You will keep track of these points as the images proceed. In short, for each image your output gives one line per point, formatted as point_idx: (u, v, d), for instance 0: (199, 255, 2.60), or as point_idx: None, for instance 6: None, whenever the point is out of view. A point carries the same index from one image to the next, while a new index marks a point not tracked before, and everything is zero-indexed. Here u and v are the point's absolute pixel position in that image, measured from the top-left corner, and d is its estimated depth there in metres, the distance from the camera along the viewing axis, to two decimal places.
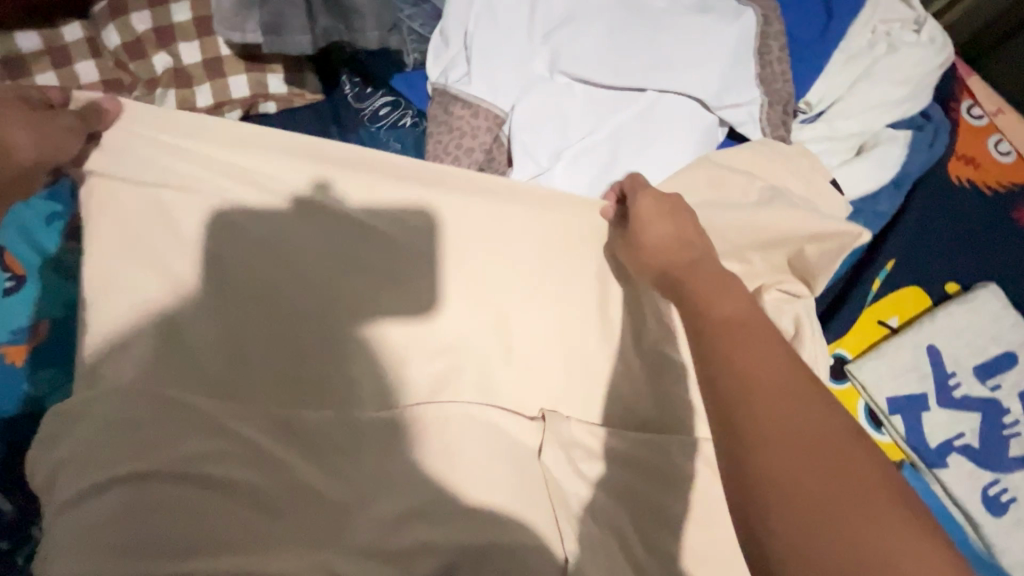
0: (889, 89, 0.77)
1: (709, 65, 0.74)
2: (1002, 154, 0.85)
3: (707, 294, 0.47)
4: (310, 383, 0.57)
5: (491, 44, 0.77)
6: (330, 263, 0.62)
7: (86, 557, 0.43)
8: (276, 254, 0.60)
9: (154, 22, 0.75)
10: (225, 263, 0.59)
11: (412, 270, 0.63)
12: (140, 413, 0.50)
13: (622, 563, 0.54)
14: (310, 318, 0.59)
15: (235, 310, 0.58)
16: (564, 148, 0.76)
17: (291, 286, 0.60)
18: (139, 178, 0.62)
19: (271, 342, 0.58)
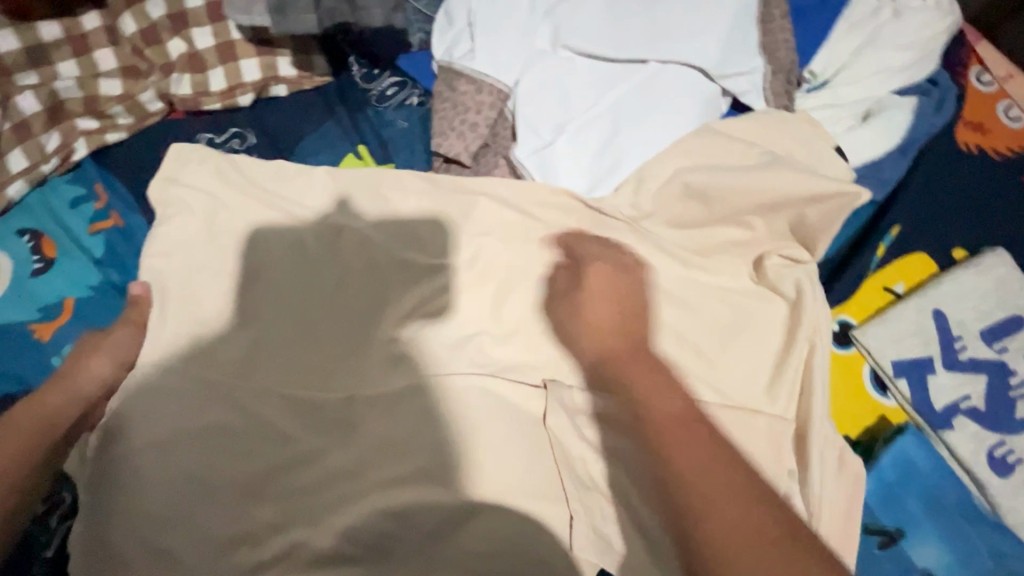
0: (894, 55, 0.77)
1: (708, 33, 0.74)
2: (1012, 121, 0.81)
3: (646, 391, 0.52)
4: (333, 360, 0.63)
5: (493, 20, 0.77)
6: (342, 257, 0.67)
7: (127, 518, 0.54)
8: (316, 251, 0.67)
9: (168, 9, 0.82)
10: (264, 261, 0.67)
11: (423, 257, 0.68)
12: (181, 394, 0.60)
13: (623, 519, 0.58)
14: (338, 300, 0.66)
15: (267, 300, 0.65)
16: (567, 121, 0.75)
17: (320, 277, 0.66)
18: (189, 185, 0.71)
19: (298, 328, 0.64)
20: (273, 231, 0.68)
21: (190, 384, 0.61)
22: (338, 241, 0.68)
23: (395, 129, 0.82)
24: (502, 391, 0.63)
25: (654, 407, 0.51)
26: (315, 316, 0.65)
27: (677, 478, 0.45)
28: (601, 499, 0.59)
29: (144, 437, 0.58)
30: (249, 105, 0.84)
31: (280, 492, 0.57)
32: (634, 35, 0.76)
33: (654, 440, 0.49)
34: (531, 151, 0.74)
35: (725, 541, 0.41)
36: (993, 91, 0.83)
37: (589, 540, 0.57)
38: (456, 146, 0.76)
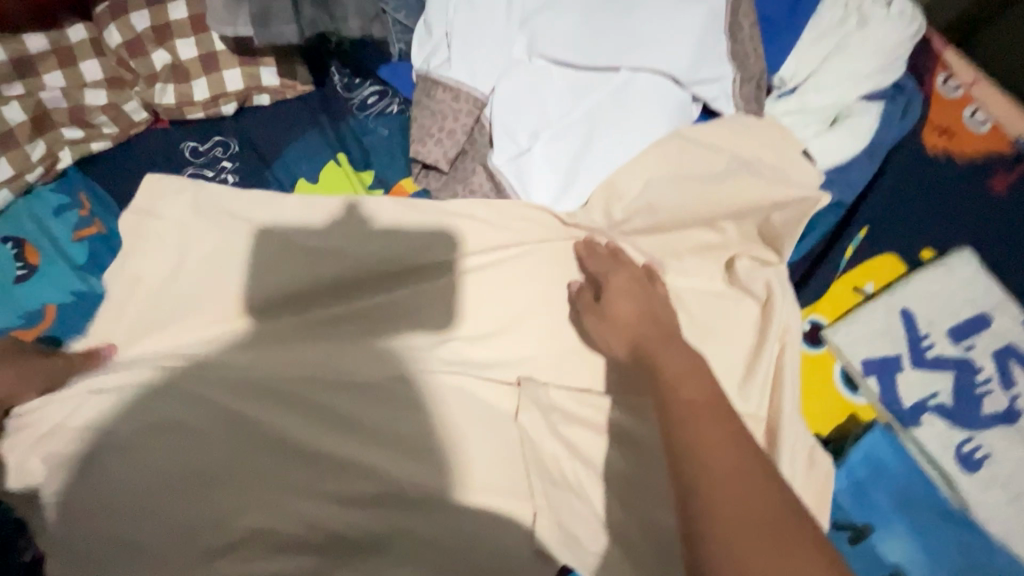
0: (861, 61, 0.79)
1: (680, 41, 0.76)
2: (978, 125, 0.83)
3: (676, 371, 0.53)
4: (316, 363, 0.65)
5: (471, 30, 0.79)
6: (325, 262, 0.69)
7: (95, 523, 0.54)
8: (304, 256, 0.69)
9: (153, 21, 0.84)
10: (254, 269, 0.70)
11: (403, 262, 0.70)
12: (153, 398, 0.60)
13: (587, 506, 0.63)
14: (325, 305, 0.69)
15: (257, 304, 0.68)
16: (542, 127, 0.77)
17: (305, 282, 0.68)
18: (171, 207, 0.73)
19: (286, 333, 0.67)
20: (269, 234, 0.71)
21: (163, 387, 0.61)
22: (325, 245, 0.70)
23: (376, 138, 0.84)
24: (479, 391, 0.66)
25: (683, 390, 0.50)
26: (302, 319, 0.68)
27: (697, 456, 0.44)
28: (571, 494, 0.63)
29: (117, 435, 0.57)
30: (232, 114, 0.86)
31: (253, 495, 0.57)
32: (607, 43, 0.77)
33: (678, 416, 0.48)
34: (507, 158, 0.76)
35: (734, 520, 0.40)
36: (960, 96, 0.85)
37: (557, 533, 0.61)
38: (434, 152, 0.78)
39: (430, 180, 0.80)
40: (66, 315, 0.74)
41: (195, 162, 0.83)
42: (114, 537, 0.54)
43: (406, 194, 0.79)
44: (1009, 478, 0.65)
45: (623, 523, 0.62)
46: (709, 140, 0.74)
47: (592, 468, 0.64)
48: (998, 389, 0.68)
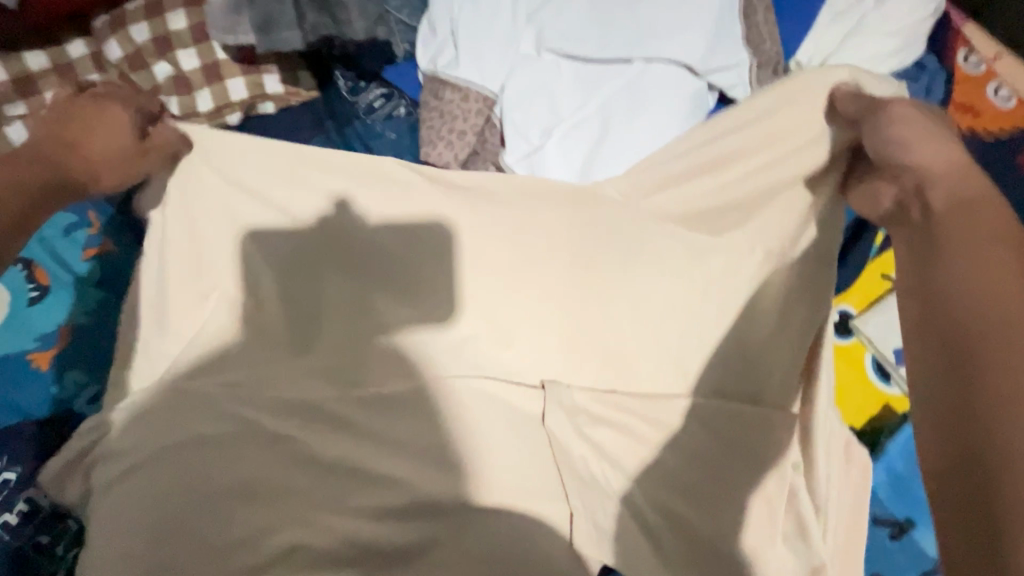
0: (880, 43, 0.76)
1: (695, 28, 0.73)
2: (1002, 101, 0.81)
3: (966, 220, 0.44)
4: (342, 376, 0.66)
5: (477, 28, 0.77)
6: (346, 274, 0.68)
7: (116, 545, 0.53)
8: (321, 269, 0.68)
9: (152, 33, 0.82)
10: (266, 281, 0.67)
11: (421, 270, 0.68)
12: (174, 408, 0.60)
13: (621, 510, 0.63)
14: (345, 318, 0.68)
15: (277, 320, 0.67)
16: (555, 124, 0.75)
17: (326, 296, 0.67)
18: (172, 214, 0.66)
19: (311, 348, 0.67)
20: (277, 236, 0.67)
21: (183, 399, 0.61)
22: (342, 255, 0.68)
23: (384, 142, 0.82)
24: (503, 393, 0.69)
25: (967, 246, 0.42)
26: (324, 333, 0.67)
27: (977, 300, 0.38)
28: (603, 497, 0.63)
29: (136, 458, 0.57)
30: (237, 123, 0.84)
31: (285, 503, 0.57)
32: (618, 33, 0.74)
33: (956, 278, 0.40)
34: (520, 156, 0.74)
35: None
36: (984, 71, 0.81)
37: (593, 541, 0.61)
38: (444, 155, 0.76)
39: None
40: (76, 338, 0.77)
41: None
42: (136, 558, 0.52)
43: None
44: None
45: (656, 525, 0.62)
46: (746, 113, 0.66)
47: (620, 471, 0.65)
48: None
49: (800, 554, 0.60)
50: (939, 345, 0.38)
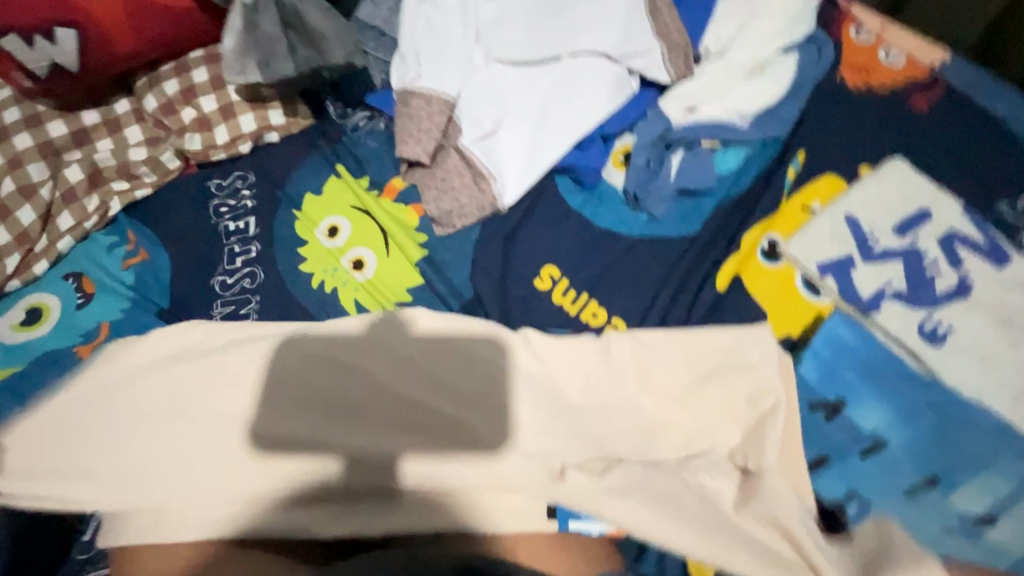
0: (770, 22, 0.90)
1: (609, 27, 0.89)
2: (892, 60, 0.93)
3: None
4: (359, 410, 0.70)
5: (435, 48, 0.94)
6: (371, 354, 0.73)
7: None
8: (348, 347, 0.74)
9: (181, 86, 1.02)
10: (287, 365, 0.72)
11: (439, 340, 0.74)
12: (191, 396, 0.71)
13: (593, 431, 0.70)
14: (362, 374, 0.72)
15: (294, 380, 0.72)
16: (505, 115, 0.90)
17: (351, 364, 0.73)
18: (201, 353, 0.74)
19: (329, 396, 0.71)
20: (311, 335, 0.74)
21: (201, 379, 0.72)
22: (376, 340, 0.74)
23: (368, 149, 0.99)
24: (485, 352, 0.74)
25: None
26: (343, 383, 0.72)
27: None
28: (577, 420, 0.70)
29: (167, 449, 0.69)
30: (248, 151, 1.01)
31: (302, 475, 0.67)
32: (548, 39, 0.91)
33: None
34: (477, 140, 0.89)
35: None
36: (872, 40, 0.95)
37: (558, 453, 0.69)
38: (415, 150, 0.90)
39: (416, 174, 0.93)
40: (114, 332, 0.90)
41: (221, 196, 0.99)
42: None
43: (397, 191, 0.94)
44: (973, 343, 0.69)
45: (618, 442, 0.69)
46: (682, 173, 0.85)
47: (579, 399, 0.72)
48: (947, 269, 0.73)
49: (756, 456, 0.67)
50: None
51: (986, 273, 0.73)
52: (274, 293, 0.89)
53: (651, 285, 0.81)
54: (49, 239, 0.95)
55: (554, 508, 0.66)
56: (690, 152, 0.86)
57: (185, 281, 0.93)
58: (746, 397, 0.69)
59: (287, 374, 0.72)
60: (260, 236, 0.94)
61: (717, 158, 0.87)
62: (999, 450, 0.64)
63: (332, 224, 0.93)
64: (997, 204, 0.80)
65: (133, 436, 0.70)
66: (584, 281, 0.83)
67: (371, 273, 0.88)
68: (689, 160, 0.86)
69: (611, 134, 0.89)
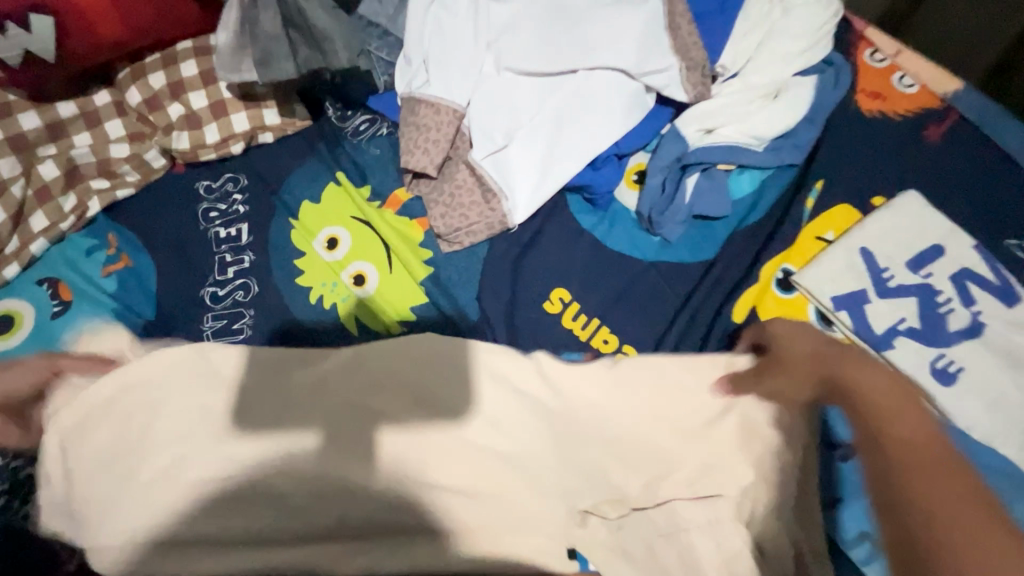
0: (790, 44, 0.88)
1: (627, 42, 0.86)
2: (906, 87, 0.92)
3: (883, 403, 0.54)
4: (346, 436, 0.70)
5: (444, 54, 0.89)
6: (353, 373, 0.72)
7: None
8: (328, 370, 0.73)
9: (167, 79, 0.95)
10: (271, 390, 0.72)
11: (423, 358, 0.73)
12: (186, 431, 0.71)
13: (609, 468, 0.69)
14: (345, 396, 0.71)
15: (278, 407, 0.71)
16: (516, 128, 0.86)
17: (334, 384, 0.72)
18: (190, 386, 0.72)
19: (313, 420, 0.70)
20: (292, 359, 0.74)
21: (192, 413, 0.71)
22: (356, 359, 0.73)
23: (369, 157, 0.94)
24: (494, 378, 0.72)
25: (910, 433, 0.51)
26: (326, 404, 0.71)
27: (914, 496, 0.46)
28: (593, 457, 0.70)
29: (167, 479, 0.69)
30: (240, 152, 0.96)
31: (313, 516, 0.67)
32: (564, 50, 0.87)
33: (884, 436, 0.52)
34: (487, 153, 0.85)
35: None
36: (886, 65, 0.94)
37: (576, 488, 0.69)
38: (422, 161, 0.86)
39: (421, 186, 0.89)
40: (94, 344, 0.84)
41: (210, 199, 0.93)
42: None
43: (402, 203, 0.90)
44: (983, 385, 0.70)
45: (633, 480, 0.69)
46: (700, 198, 0.83)
47: (594, 435, 0.70)
48: (959, 307, 0.74)
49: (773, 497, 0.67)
50: (881, 501, 0.49)
51: (997, 312, 0.73)
52: (270, 310, 0.85)
53: (664, 312, 0.80)
54: (21, 241, 0.88)
55: (573, 550, 0.69)
56: (709, 176, 0.84)
57: (173, 291, 0.87)
58: (762, 436, 0.69)
59: (268, 400, 0.72)
60: (256, 246, 0.89)
61: (732, 181, 0.85)
62: (1005, 491, 0.66)
63: (331, 235, 0.88)
64: (1007, 241, 0.80)
65: (134, 468, 0.70)
66: (596, 305, 0.81)
67: (374, 289, 0.85)
68: (704, 183, 0.84)
69: (626, 152, 0.87)
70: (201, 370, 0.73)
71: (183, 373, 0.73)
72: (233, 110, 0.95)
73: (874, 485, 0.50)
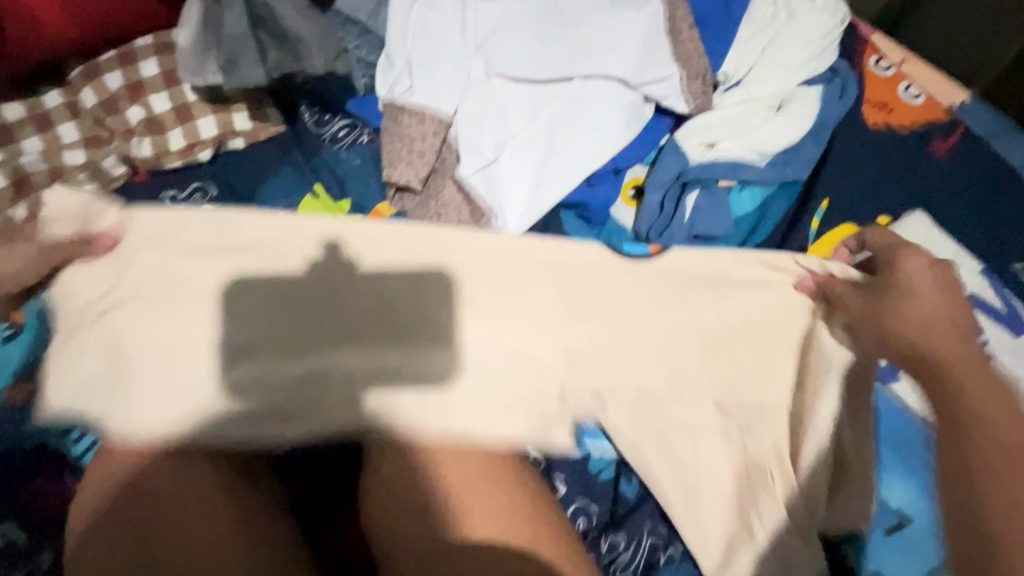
0: (795, 52, 0.84)
1: (624, 48, 0.81)
2: (912, 97, 0.88)
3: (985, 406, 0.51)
4: (313, 370, 0.65)
5: (429, 57, 0.83)
6: (324, 305, 0.68)
7: None
8: (300, 294, 0.68)
9: (126, 80, 0.88)
10: (239, 304, 0.67)
11: (404, 304, 0.69)
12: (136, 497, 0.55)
13: None
14: (317, 338, 0.67)
15: (246, 334, 0.66)
16: (507, 139, 0.81)
17: (305, 321, 0.67)
18: (160, 436, 0.60)
19: (279, 356, 0.65)
20: (253, 270, 0.68)
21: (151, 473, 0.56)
22: (329, 285, 0.69)
23: (349, 167, 0.88)
24: (494, 377, 0.68)
25: (977, 407, 0.51)
26: (295, 337, 0.66)
27: (977, 471, 0.48)
28: None
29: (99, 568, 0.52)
30: (209, 159, 0.88)
31: None
32: (558, 56, 0.81)
33: (973, 418, 0.50)
34: (476, 168, 0.79)
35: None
36: (892, 74, 0.90)
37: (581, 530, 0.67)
38: (406, 174, 0.81)
39: (405, 201, 0.83)
40: None
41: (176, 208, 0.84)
42: None
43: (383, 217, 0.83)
44: None
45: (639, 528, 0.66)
46: (700, 218, 0.79)
47: None
48: None
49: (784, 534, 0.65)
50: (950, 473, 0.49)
51: (1005, 341, 0.71)
52: None
53: None
54: None
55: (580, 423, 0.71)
56: (709, 194, 0.80)
57: None
58: (782, 420, 0.69)
59: (233, 313, 0.66)
60: None
61: (734, 197, 0.81)
62: None
63: None
64: (1014, 264, 0.78)
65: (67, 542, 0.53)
66: None
67: None
68: (705, 202, 0.80)
69: (623, 167, 0.82)
70: (175, 415, 0.61)
71: (155, 416, 0.61)
72: (199, 114, 0.88)
73: (943, 459, 0.50)
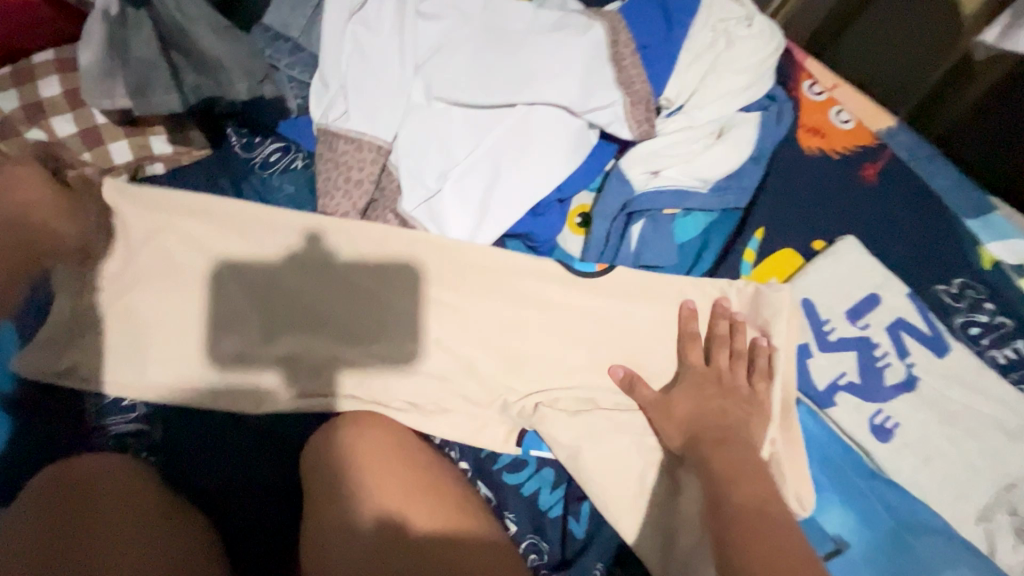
0: (734, 79, 0.85)
1: (568, 74, 0.79)
2: (843, 122, 0.91)
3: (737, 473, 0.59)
4: (301, 355, 0.73)
5: (364, 80, 0.78)
6: (302, 288, 0.75)
7: None
8: (279, 286, 0.74)
9: (21, 100, 0.78)
10: (227, 300, 0.73)
11: (377, 305, 0.75)
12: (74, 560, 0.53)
13: None
14: (301, 320, 0.74)
15: (236, 325, 0.73)
16: (449, 168, 0.78)
17: (287, 306, 0.74)
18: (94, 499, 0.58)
19: (264, 341, 0.73)
20: (239, 262, 0.74)
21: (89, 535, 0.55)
22: (308, 274, 0.75)
23: (281, 196, 0.82)
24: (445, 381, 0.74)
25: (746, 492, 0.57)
26: (276, 327, 0.74)
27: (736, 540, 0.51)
28: None
29: None
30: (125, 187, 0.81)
31: None
32: (500, 81, 0.79)
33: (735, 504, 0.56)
34: (418, 203, 0.77)
35: None
36: (825, 98, 0.92)
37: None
38: (343, 205, 0.77)
39: None
40: None
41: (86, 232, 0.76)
42: None
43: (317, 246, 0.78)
44: (917, 440, 0.72)
45: None
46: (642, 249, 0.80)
47: None
48: (894, 360, 0.75)
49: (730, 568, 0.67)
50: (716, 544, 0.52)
51: (930, 363, 0.75)
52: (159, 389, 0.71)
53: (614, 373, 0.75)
54: None
55: (524, 433, 0.74)
56: (654, 223, 0.80)
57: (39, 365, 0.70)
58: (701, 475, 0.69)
59: (222, 304, 0.73)
60: (142, 307, 0.73)
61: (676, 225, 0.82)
62: (941, 546, 0.68)
63: None
64: (935, 286, 0.82)
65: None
66: (544, 366, 0.76)
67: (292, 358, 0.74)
68: (649, 232, 0.80)
69: (569, 196, 0.82)
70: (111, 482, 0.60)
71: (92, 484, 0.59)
72: (110, 138, 0.80)
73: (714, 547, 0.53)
